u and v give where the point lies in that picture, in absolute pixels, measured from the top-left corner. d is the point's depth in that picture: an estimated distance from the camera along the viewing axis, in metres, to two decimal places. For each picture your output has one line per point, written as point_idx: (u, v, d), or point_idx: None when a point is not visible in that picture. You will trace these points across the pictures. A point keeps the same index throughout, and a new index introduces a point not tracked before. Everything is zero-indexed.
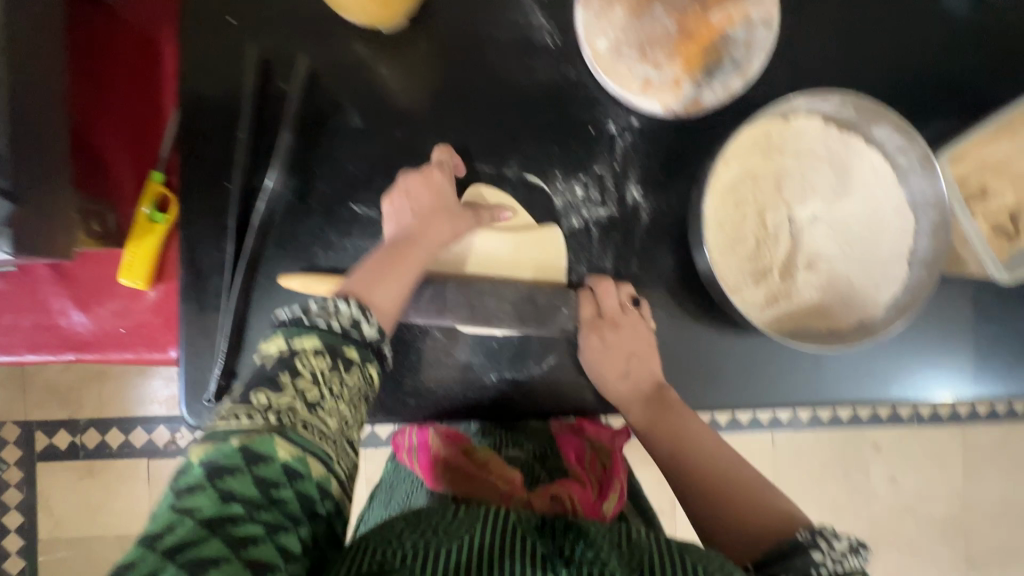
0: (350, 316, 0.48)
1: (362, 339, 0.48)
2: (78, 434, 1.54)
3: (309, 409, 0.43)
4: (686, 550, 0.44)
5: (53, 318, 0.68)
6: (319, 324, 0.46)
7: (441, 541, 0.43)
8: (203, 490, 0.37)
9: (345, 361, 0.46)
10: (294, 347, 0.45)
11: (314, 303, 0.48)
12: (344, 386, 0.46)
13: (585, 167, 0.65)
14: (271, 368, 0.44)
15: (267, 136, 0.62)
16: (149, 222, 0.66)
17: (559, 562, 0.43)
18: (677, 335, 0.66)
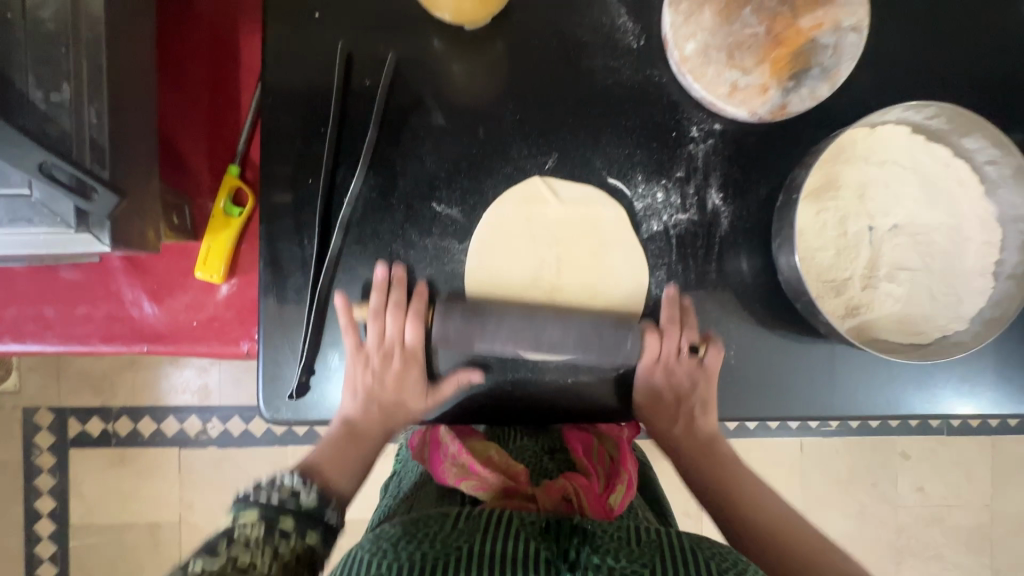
0: (289, 486, 0.55)
1: (301, 508, 0.53)
2: (111, 421, 1.55)
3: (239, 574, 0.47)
4: (698, 548, 0.50)
5: (128, 310, 0.68)
6: (256, 499, 0.52)
7: (440, 552, 0.48)
8: None
9: (279, 530, 0.51)
10: (236, 520, 0.50)
11: (264, 478, 0.55)
12: (277, 548, 0.50)
13: (667, 171, 0.64)
14: (214, 539, 0.49)
15: (350, 133, 0.62)
16: (225, 216, 0.66)
17: (560, 564, 0.48)
18: (756, 343, 0.65)
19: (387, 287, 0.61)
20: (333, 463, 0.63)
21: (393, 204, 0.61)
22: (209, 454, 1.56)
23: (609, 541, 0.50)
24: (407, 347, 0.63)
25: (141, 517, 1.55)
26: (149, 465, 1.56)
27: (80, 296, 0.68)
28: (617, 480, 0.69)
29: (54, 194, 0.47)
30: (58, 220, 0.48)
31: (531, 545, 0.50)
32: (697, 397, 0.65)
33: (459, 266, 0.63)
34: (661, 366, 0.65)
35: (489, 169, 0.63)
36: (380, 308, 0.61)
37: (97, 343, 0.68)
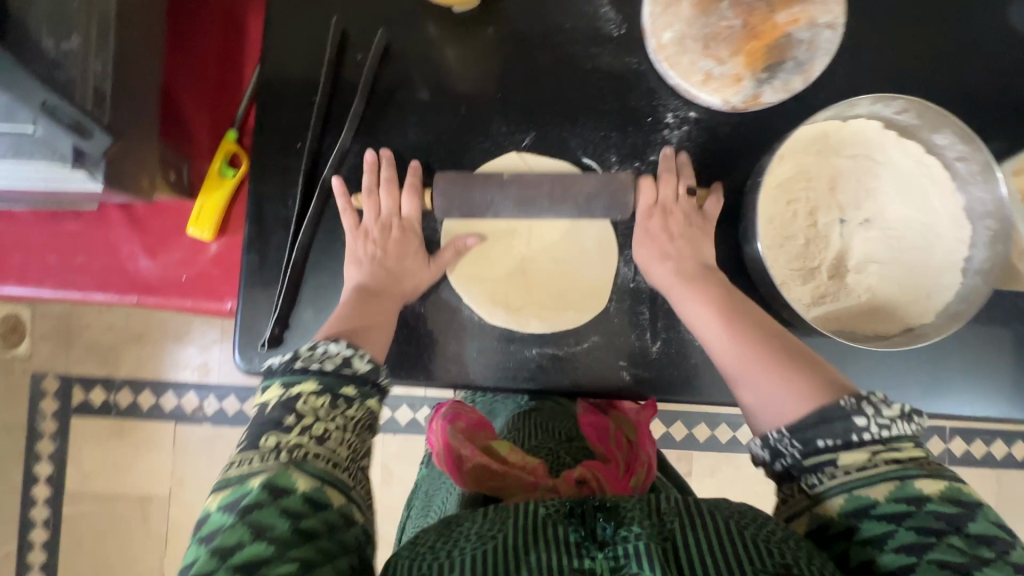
0: (342, 355, 0.50)
1: (358, 374, 0.50)
2: (113, 392, 1.60)
3: (322, 445, 0.46)
4: (716, 510, 0.47)
5: (123, 261, 0.72)
6: (314, 369, 0.49)
7: (475, 544, 0.45)
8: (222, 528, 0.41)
9: (326, 411, 0.48)
10: (294, 392, 0.47)
11: (309, 345, 0.50)
12: (328, 426, 0.47)
13: (641, 154, 0.66)
14: (272, 417, 0.46)
15: (339, 102, 0.65)
16: (220, 178, 0.70)
17: (592, 545, 0.44)
18: None
19: (389, 225, 0.64)
20: (359, 336, 0.56)
21: (370, 158, 0.64)
22: (203, 431, 1.59)
23: (633, 509, 0.46)
24: (404, 218, 0.64)
25: (134, 489, 1.59)
26: (145, 438, 1.59)
27: (81, 246, 0.72)
28: (635, 466, 0.71)
29: (56, 132, 0.51)
30: (56, 156, 0.52)
31: (559, 527, 0.46)
32: (718, 298, 0.60)
33: (433, 235, 0.65)
34: (660, 299, 0.64)
35: (469, 144, 0.66)
36: (372, 188, 0.64)
37: (92, 291, 0.72)
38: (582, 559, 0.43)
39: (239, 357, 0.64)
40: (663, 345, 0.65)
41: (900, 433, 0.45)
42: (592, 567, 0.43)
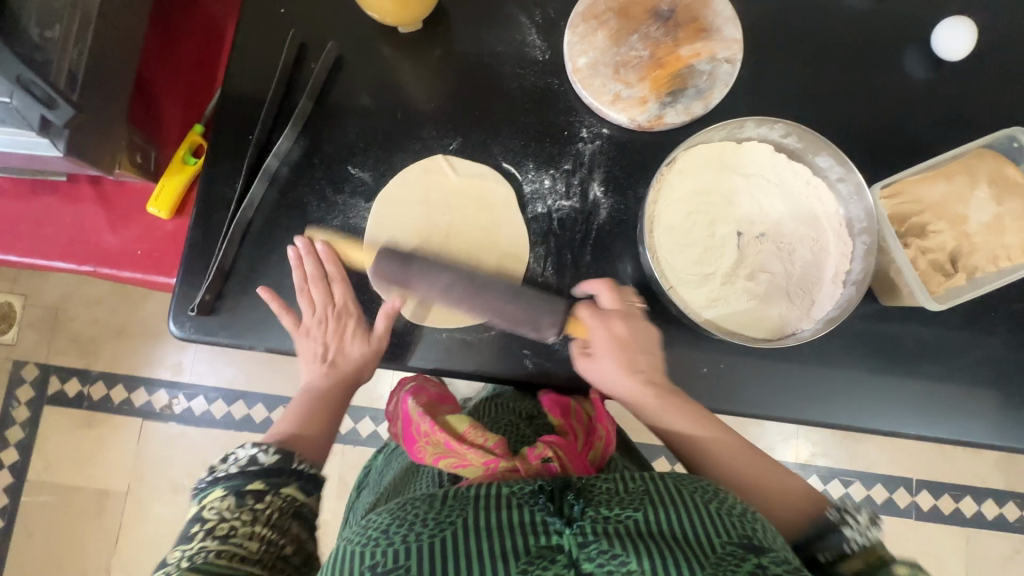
0: (247, 456, 0.61)
1: (267, 467, 0.60)
2: (88, 384, 1.64)
3: (225, 543, 0.55)
4: (681, 491, 0.51)
5: (86, 234, 0.79)
6: (222, 476, 0.59)
7: (432, 531, 0.47)
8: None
9: (254, 494, 0.58)
10: (205, 501, 0.58)
11: (219, 458, 0.61)
12: (255, 513, 0.57)
13: (556, 163, 0.73)
14: (189, 523, 0.57)
15: (290, 103, 0.74)
16: (183, 164, 0.78)
17: (559, 522, 0.48)
18: (624, 327, 0.70)
19: (303, 257, 0.70)
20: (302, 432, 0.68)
21: (298, 248, 0.70)
22: (168, 429, 1.62)
23: (599, 493, 0.51)
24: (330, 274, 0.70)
25: (94, 483, 1.60)
26: (112, 432, 1.62)
27: (50, 218, 0.79)
28: (593, 436, 0.64)
29: (27, 101, 0.59)
30: (25, 123, 0.59)
31: (521, 508, 0.49)
32: (646, 339, 0.68)
33: (361, 222, 0.71)
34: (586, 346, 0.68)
35: (402, 145, 0.73)
36: (311, 278, 0.70)
37: (54, 258, 0.79)
38: (548, 531, 0.47)
39: (172, 322, 0.69)
40: (566, 336, 0.70)
41: (873, 540, 0.56)
42: (560, 543, 0.47)
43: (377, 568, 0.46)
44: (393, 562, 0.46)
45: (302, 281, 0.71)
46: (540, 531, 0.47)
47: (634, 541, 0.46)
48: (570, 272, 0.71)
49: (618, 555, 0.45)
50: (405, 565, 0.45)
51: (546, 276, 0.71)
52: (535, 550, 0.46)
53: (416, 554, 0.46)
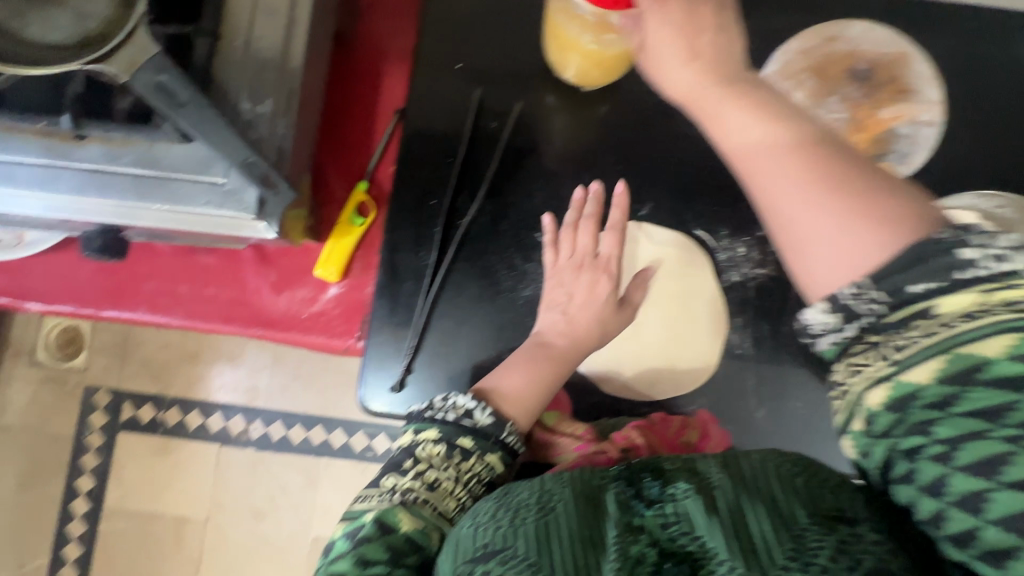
0: (465, 407, 0.57)
1: (477, 427, 0.56)
2: (162, 409, 1.62)
3: (431, 491, 0.51)
4: (796, 472, 0.39)
5: (247, 296, 0.76)
6: (438, 418, 0.56)
7: (531, 512, 0.41)
8: (344, 559, 0.48)
9: (460, 450, 0.54)
10: (419, 438, 0.55)
11: (439, 398, 0.58)
12: (457, 470, 0.53)
13: (750, 230, 0.70)
14: (398, 455, 0.55)
15: (474, 165, 0.71)
16: (350, 225, 0.75)
17: (645, 508, 0.41)
18: (825, 400, 0.68)
19: (583, 202, 0.69)
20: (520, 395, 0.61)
21: (580, 194, 0.69)
22: (246, 454, 1.60)
23: (679, 465, 0.43)
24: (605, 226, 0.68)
25: (172, 509, 1.58)
26: (189, 458, 1.61)
27: (210, 279, 0.76)
28: (687, 426, 0.66)
29: (245, 184, 0.56)
30: (244, 208, 0.56)
31: (606, 489, 0.42)
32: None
33: None
34: None
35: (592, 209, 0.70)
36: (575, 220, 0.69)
37: (217, 322, 0.76)
38: (631, 515, 0.40)
39: (362, 395, 0.68)
40: (767, 410, 0.68)
41: None
42: (643, 525, 0.40)
43: (487, 551, 0.41)
44: (501, 546, 0.40)
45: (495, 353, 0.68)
46: (629, 513, 0.40)
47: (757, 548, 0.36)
48: (769, 343, 0.69)
49: (701, 540, 0.38)
50: (512, 548, 0.39)
51: (745, 348, 0.69)
52: (620, 532, 0.39)
53: (517, 538, 0.40)
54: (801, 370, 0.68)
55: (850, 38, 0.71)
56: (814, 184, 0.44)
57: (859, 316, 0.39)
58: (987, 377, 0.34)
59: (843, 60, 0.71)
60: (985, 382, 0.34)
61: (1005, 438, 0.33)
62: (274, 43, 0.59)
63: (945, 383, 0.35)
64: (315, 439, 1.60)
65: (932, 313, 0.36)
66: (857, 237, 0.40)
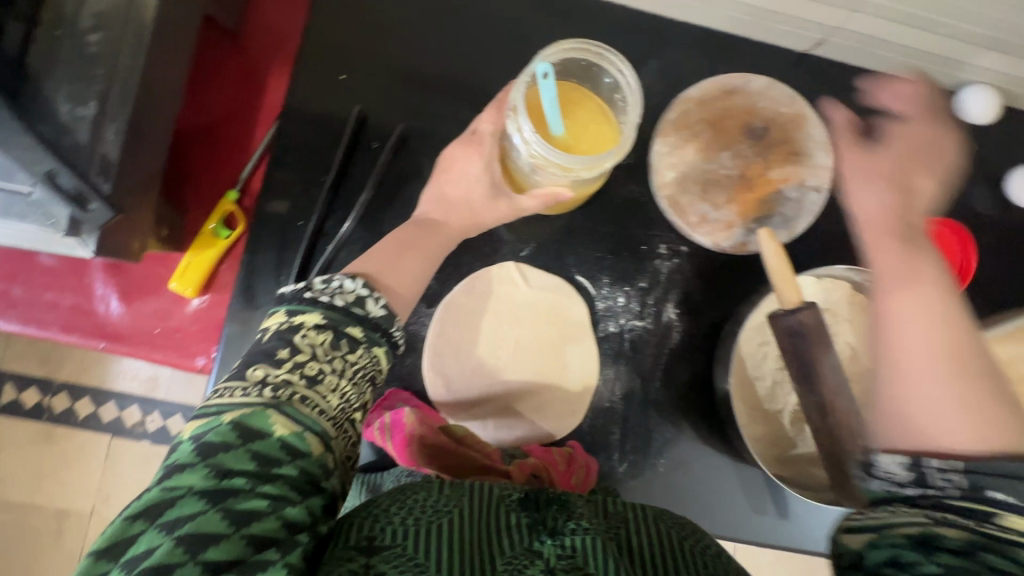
0: (355, 294, 0.48)
1: (368, 318, 0.48)
2: (49, 394, 1.50)
3: (312, 386, 0.44)
4: (659, 517, 0.44)
5: (93, 304, 0.70)
6: (320, 302, 0.47)
7: (431, 515, 0.40)
8: (193, 468, 0.38)
9: (349, 340, 0.47)
10: (297, 325, 0.46)
11: (320, 281, 0.49)
12: (344, 362, 0.46)
13: (632, 280, 0.69)
14: (271, 343, 0.45)
15: (348, 187, 0.66)
16: (212, 236, 0.69)
17: (542, 532, 0.41)
18: (686, 456, 0.68)
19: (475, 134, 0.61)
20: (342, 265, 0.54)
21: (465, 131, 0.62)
22: (140, 448, 1.51)
23: (584, 504, 0.44)
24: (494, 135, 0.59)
25: (53, 502, 1.48)
26: (76, 448, 1.50)
27: (51, 282, 0.69)
28: (574, 463, 0.61)
29: (53, 198, 0.49)
30: (50, 223, 0.50)
31: (508, 514, 0.42)
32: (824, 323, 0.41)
33: (421, 328, 0.66)
34: None
35: (470, 245, 0.67)
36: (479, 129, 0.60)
37: (55, 331, 0.69)
38: (533, 541, 0.40)
39: None
40: (629, 466, 0.67)
41: None
42: (540, 550, 0.40)
43: (374, 544, 0.38)
44: (389, 543, 0.38)
45: None
46: (529, 538, 0.41)
47: (627, 566, 0.39)
48: (638, 397, 0.68)
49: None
50: (402, 546, 0.38)
51: (614, 400, 0.68)
52: (518, 555, 0.39)
53: (409, 538, 0.38)
54: (665, 426, 0.68)
55: (750, 93, 0.70)
56: None
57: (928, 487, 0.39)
58: (949, 545, 0.36)
59: (740, 114, 0.69)
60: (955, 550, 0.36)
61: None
62: (105, 38, 0.52)
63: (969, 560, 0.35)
64: None
65: (997, 519, 0.36)
66: None
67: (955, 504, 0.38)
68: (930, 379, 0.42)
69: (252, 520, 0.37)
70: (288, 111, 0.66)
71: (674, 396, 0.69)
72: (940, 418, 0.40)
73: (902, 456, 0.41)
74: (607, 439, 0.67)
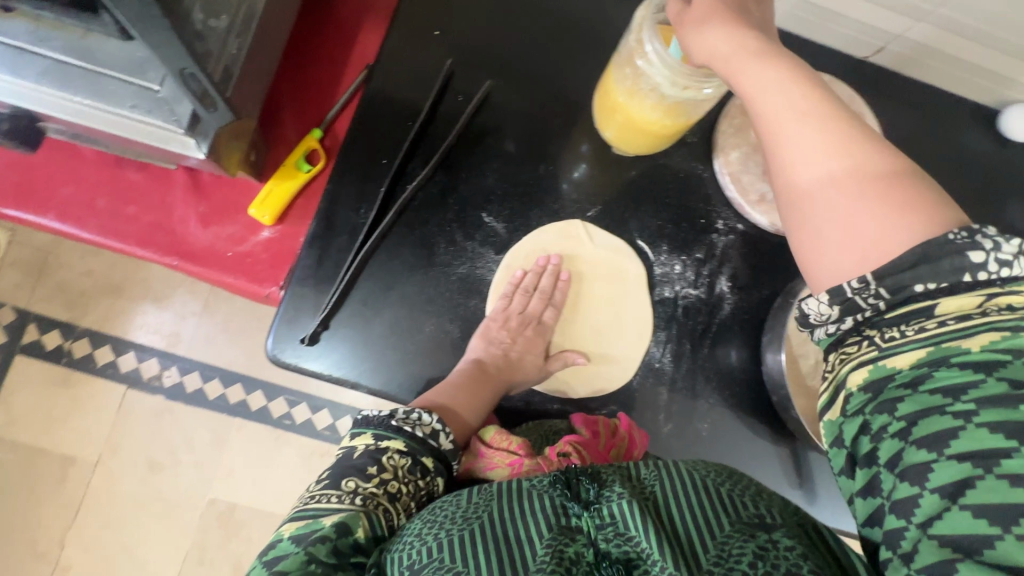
0: (432, 427, 0.56)
1: (438, 450, 0.56)
2: (70, 339, 1.44)
3: (391, 503, 0.50)
4: (698, 471, 0.42)
5: (172, 223, 0.72)
6: (404, 431, 0.54)
7: (459, 526, 0.42)
8: (288, 558, 0.44)
9: (422, 468, 0.54)
10: (382, 446, 0.53)
11: (402, 410, 0.56)
12: (416, 487, 0.53)
13: (689, 251, 0.72)
14: (360, 459, 0.52)
15: (432, 134, 0.70)
16: (295, 170, 0.72)
17: (575, 506, 0.42)
18: (728, 424, 0.71)
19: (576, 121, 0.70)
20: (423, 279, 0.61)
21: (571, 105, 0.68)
22: (154, 403, 1.45)
23: (613, 472, 0.44)
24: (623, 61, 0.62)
25: (59, 446, 1.42)
26: (90, 395, 1.44)
27: (134, 197, 0.72)
28: (616, 437, 0.62)
29: (180, 96, 0.53)
30: (173, 119, 0.53)
31: (542, 496, 0.43)
32: (859, 180, 0.39)
33: (487, 273, 0.69)
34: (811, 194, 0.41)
35: (540, 201, 0.71)
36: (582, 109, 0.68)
37: (131, 244, 0.71)
38: (566, 517, 0.42)
39: (271, 342, 0.65)
40: (674, 427, 0.69)
41: None
42: (578, 526, 0.41)
43: (415, 568, 0.41)
44: (425, 562, 0.41)
45: (418, 324, 0.67)
46: (562, 515, 0.42)
47: (662, 532, 0.39)
48: (687, 361, 0.71)
49: (632, 538, 0.39)
50: (439, 559, 0.41)
51: (663, 362, 0.70)
52: (555, 535, 0.41)
53: (444, 550, 0.41)
54: (710, 393, 0.70)
55: None
56: (866, 195, 0.39)
57: (856, 311, 0.39)
58: (956, 361, 0.35)
59: None
60: (953, 365, 0.35)
61: (975, 423, 0.34)
62: None
63: (919, 366, 0.36)
64: (232, 397, 1.47)
65: (935, 312, 0.37)
66: (883, 236, 0.38)
67: (885, 322, 0.38)
68: (862, 215, 0.39)
69: None
70: (384, 57, 0.70)
71: (722, 365, 0.71)
72: (858, 219, 0.39)
73: (825, 295, 0.40)
74: (654, 399, 0.69)
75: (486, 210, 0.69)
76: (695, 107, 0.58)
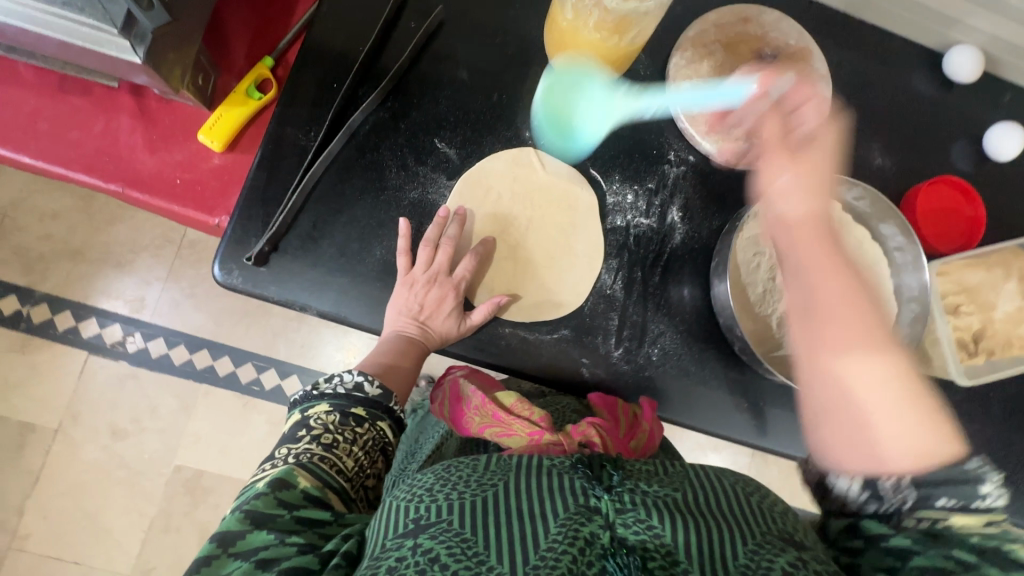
0: (354, 381, 0.57)
1: (368, 397, 0.56)
2: (28, 305, 1.33)
3: (329, 451, 0.51)
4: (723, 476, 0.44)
5: (117, 149, 0.71)
6: (327, 393, 0.55)
7: (473, 491, 0.41)
8: (230, 524, 0.44)
9: (356, 418, 0.54)
10: (309, 413, 0.53)
11: (324, 377, 0.57)
12: (356, 435, 0.53)
13: (641, 181, 0.73)
14: (291, 429, 0.53)
15: (383, 60, 0.70)
16: (246, 96, 0.71)
17: (599, 490, 0.40)
18: (679, 349, 0.72)
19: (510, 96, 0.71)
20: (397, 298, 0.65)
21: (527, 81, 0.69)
22: (116, 369, 1.35)
23: (639, 469, 0.43)
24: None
25: (17, 414, 1.31)
26: (50, 362, 1.34)
27: (76, 122, 0.70)
28: (638, 426, 0.61)
29: None
30: (106, 18, 0.52)
31: (564, 474, 0.42)
32: None
33: (439, 198, 0.69)
34: None
35: (491, 129, 0.71)
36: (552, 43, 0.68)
37: (74, 170, 0.70)
38: (588, 497, 0.40)
39: (217, 266, 0.64)
40: (625, 351, 0.70)
41: None
42: (598, 506, 0.40)
43: (418, 524, 0.39)
44: (434, 519, 0.39)
45: (368, 248, 0.67)
46: (584, 493, 0.40)
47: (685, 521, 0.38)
48: (638, 289, 0.72)
49: (655, 532, 0.38)
50: (446, 521, 0.39)
51: (615, 289, 0.71)
52: (575, 512, 0.39)
53: (454, 512, 0.39)
54: (661, 319, 0.71)
55: (764, 23, 0.73)
56: None
57: None
58: None
59: (753, 41, 0.72)
60: None
61: None
62: None
63: None
64: (198, 362, 1.37)
65: None
66: None
67: None
68: None
69: (281, 557, 0.42)
70: None
71: (673, 292, 0.72)
72: None
73: None
74: (606, 325, 0.71)
75: (438, 136, 0.70)
76: (638, 25, 0.59)
